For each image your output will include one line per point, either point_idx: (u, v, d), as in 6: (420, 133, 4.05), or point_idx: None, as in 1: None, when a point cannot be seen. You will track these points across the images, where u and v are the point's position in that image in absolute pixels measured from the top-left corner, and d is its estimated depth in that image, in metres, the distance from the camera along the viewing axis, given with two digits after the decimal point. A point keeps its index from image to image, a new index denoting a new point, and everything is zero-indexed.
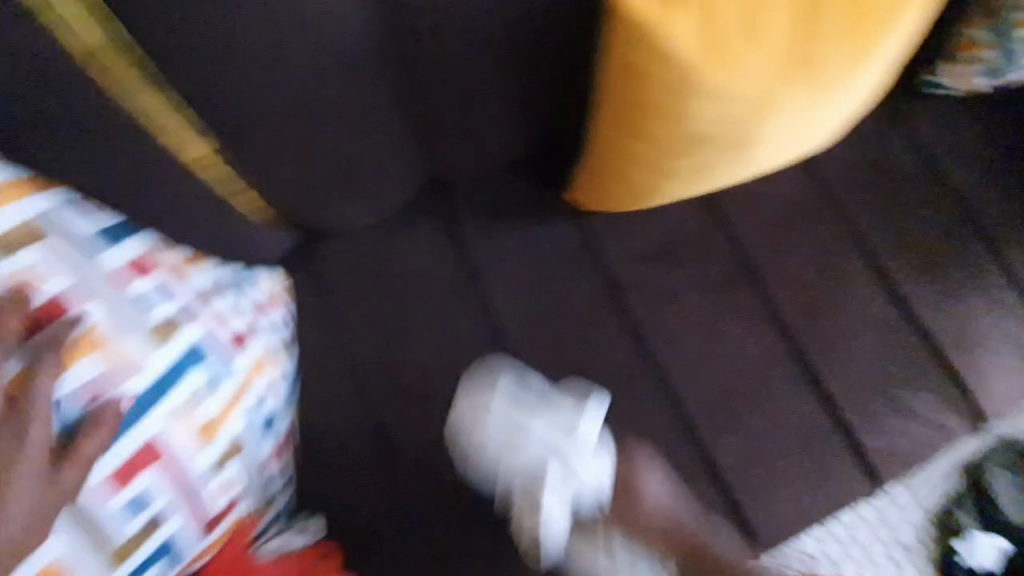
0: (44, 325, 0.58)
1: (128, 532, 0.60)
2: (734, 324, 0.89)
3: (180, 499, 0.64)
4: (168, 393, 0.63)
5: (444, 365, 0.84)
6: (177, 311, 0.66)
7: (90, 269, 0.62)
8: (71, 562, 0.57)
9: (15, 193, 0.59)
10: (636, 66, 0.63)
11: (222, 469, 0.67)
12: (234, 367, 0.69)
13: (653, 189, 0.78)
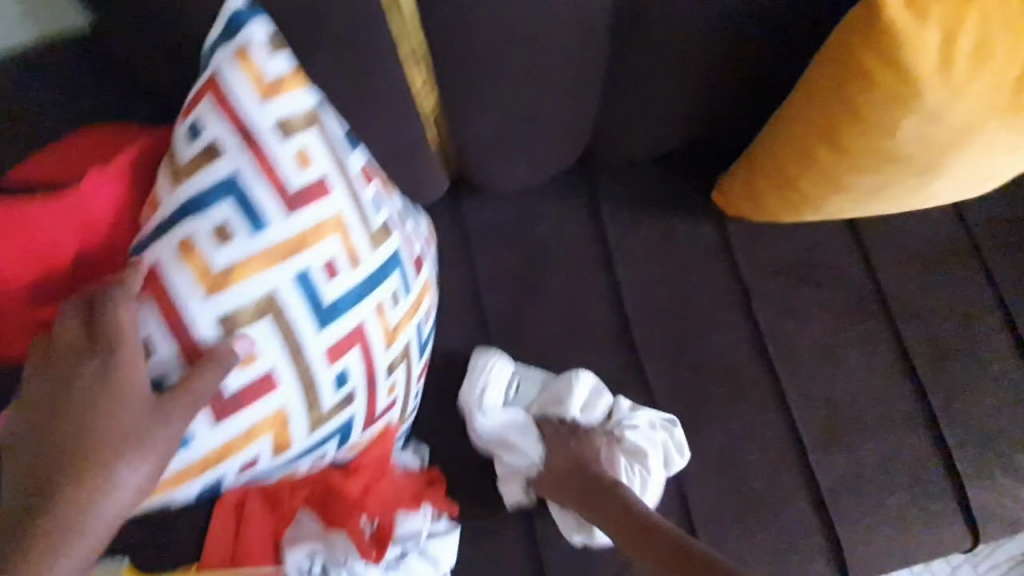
0: (303, 204, 0.51)
1: (327, 404, 0.55)
2: (863, 356, 0.87)
3: (365, 394, 0.57)
4: (373, 290, 0.56)
5: (569, 335, 0.85)
6: (389, 216, 0.60)
7: (340, 162, 0.55)
8: (287, 414, 0.53)
9: (299, 82, 0.52)
10: (857, 70, 0.62)
11: (394, 376, 0.60)
12: (416, 284, 0.62)
13: (818, 202, 0.77)
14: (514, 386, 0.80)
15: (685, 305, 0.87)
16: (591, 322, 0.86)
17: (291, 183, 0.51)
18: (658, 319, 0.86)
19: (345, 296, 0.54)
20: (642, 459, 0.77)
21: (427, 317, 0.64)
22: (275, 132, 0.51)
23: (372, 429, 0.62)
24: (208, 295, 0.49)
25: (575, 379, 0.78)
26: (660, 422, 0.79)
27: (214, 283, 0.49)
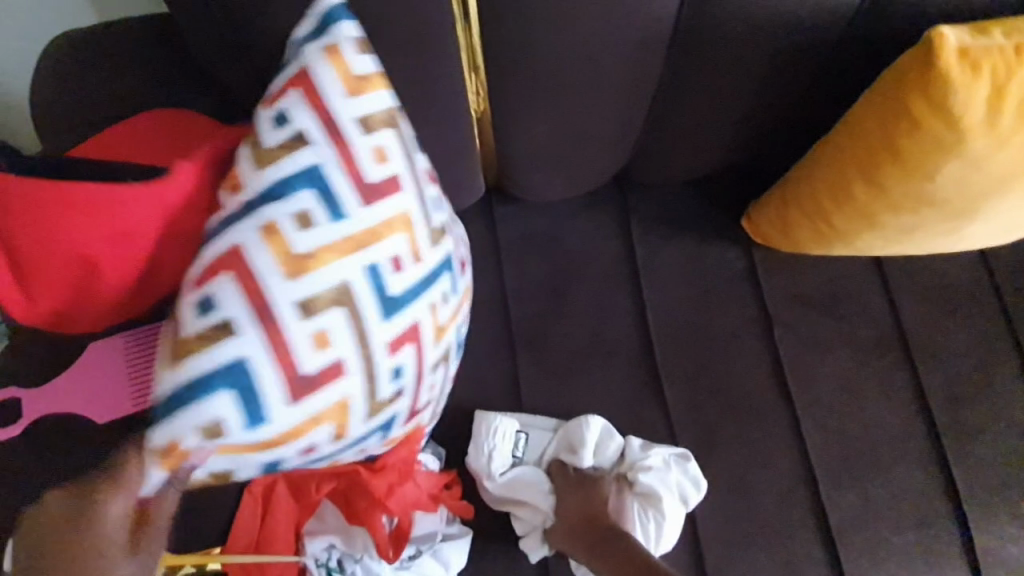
0: (382, 196, 0.52)
1: (383, 396, 0.55)
2: (878, 393, 0.88)
3: (414, 388, 0.58)
4: (434, 285, 0.57)
5: (590, 349, 0.86)
6: (446, 216, 0.61)
7: (411, 159, 0.56)
8: (347, 405, 0.53)
9: (383, 81, 0.54)
10: (901, 112, 0.63)
11: (438, 373, 0.61)
12: (462, 286, 0.63)
13: (847, 237, 0.78)
14: (521, 441, 0.80)
15: (707, 328, 0.88)
16: (614, 337, 0.87)
17: (372, 175, 0.52)
18: (678, 340, 0.87)
19: (410, 289, 0.55)
20: (656, 502, 0.76)
21: (466, 319, 0.65)
22: (358, 125, 0.52)
23: (410, 424, 0.62)
24: (289, 278, 0.48)
25: (581, 429, 0.79)
26: (671, 459, 0.79)
27: (295, 266, 0.49)
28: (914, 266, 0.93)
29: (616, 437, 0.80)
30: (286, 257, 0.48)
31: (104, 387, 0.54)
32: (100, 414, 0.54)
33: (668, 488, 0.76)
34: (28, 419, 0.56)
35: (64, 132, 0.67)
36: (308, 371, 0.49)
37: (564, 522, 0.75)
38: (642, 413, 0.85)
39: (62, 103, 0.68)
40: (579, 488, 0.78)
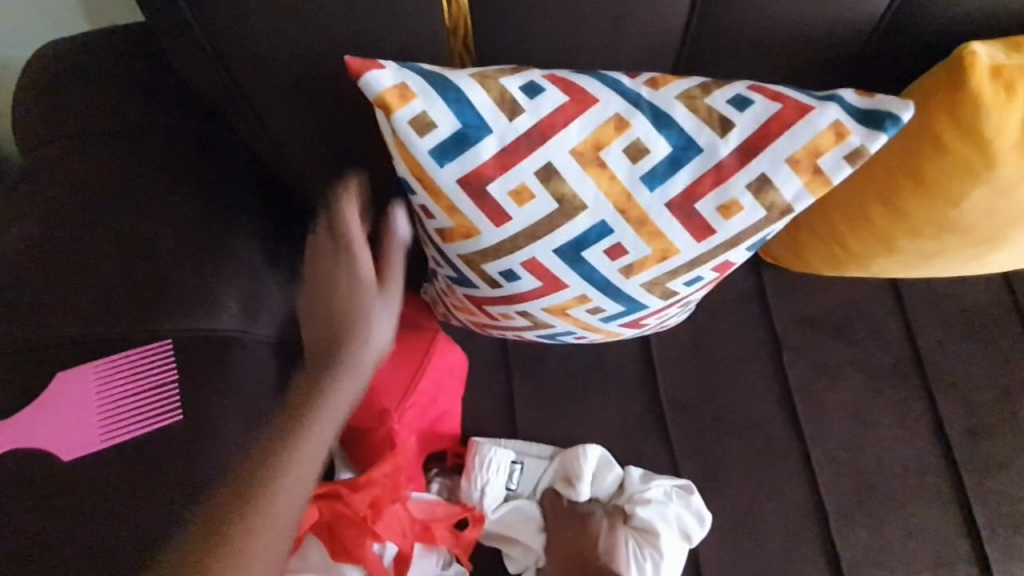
0: (773, 133, 0.46)
1: (521, 178, 0.46)
2: (891, 420, 0.84)
3: (610, 213, 0.48)
4: (676, 178, 0.47)
5: (586, 376, 0.83)
6: (773, 191, 0.47)
7: (736, 139, 0.46)
8: (558, 171, 0.46)
9: (833, 137, 0.46)
10: (927, 136, 0.60)
11: (597, 255, 0.51)
12: (694, 251, 0.50)
13: (861, 260, 0.75)
14: (515, 472, 0.76)
15: (712, 354, 0.85)
16: (616, 360, 0.84)
17: (765, 117, 0.46)
18: (679, 366, 0.84)
19: (657, 172, 0.47)
20: (653, 540, 0.72)
21: (681, 283, 0.54)
22: (730, 131, 0.46)
23: (618, 278, 0.53)
24: (652, 91, 0.47)
25: (582, 459, 0.75)
26: (672, 491, 0.75)
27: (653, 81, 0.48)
28: (933, 288, 0.88)
29: (615, 467, 0.76)
30: (672, 86, 0.47)
31: (67, 420, 0.55)
32: (65, 449, 0.54)
33: (663, 518, 0.73)
34: None
35: (41, 149, 0.64)
36: (531, 163, 0.46)
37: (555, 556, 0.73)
38: (644, 442, 0.81)
39: (42, 118, 0.65)
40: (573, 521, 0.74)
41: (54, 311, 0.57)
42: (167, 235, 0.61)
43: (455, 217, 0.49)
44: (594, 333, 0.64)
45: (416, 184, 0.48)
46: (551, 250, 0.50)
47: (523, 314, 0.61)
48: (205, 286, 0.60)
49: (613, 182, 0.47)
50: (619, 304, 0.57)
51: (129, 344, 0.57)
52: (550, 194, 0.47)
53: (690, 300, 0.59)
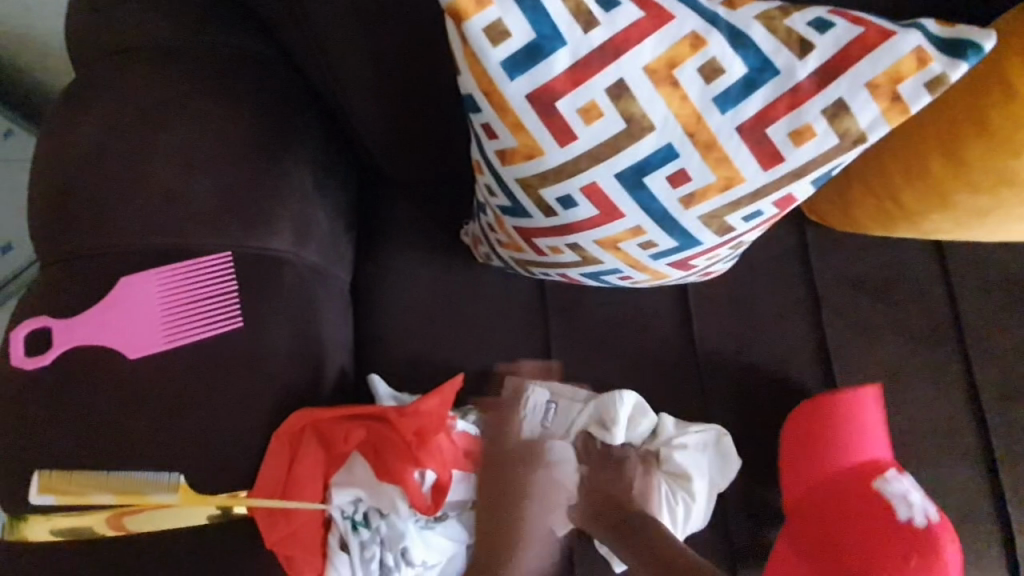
0: (855, 57, 0.45)
1: (594, 95, 0.46)
2: (926, 383, 0.84)
3: (679, 136, 0.48)
4: (748, 101, 0.46)
5: (623, 323, 0.85)
6: (849, 119, 0.46)
7: (813, 63, 0.46)
8: (631, 87, 0.46)
9: (919, 61, 0.45)
10: (994, 84, 0.60)
11: (658, 181, 0.51)
12: (759, 181, 0.50)
13: (912, 218, 0.74)
14: (549, 412, 0.77)
15: (746, 308, 0.86)
16: (650, 310, 0.86)
17: (846, 41, 0.46)
18: (716, 319, 0.85)
19: (730, 94, 0.46)
20: (686, 483, 0.74)
21: (739, 217, 0.54)
22: (808, 56, 0.46)
23: (675, 208, 0.53)
24: (729, 12, 0.47)
25: (620, 404, 0.76)
26: (705, 437, 0.76)
27: (732, 4, 0.47)
28: (978, 253, 0.87)
29: (650, 414, 0.77)
30: (750, 9, 0.47)
31: (132, 323, 0.55)
32: (132, 347, 0.55)
33: (696, 464, 0.75)
34: (60, 348, 0.55)
35: (100, 61, 0.65)
36: (605, 78, 0.45)
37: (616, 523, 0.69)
38: (676, 387, 0.83)
39: (102, 28, 0.65)
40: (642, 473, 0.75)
41: (116, 217, 0.58)
42: (225, 150, 0.61)
43: (520, 135, 0.49)
44: (642, 273, 0.64)
45: (483, 100, 0.48)
46: (613, 174, 0.50)
47: (573, 248, 0.62)
48: (261, 203, 0.61)
49: (683, 103, 0.46)
50: (672, 238, 0.57)
51: (189, 254, 0.59)
52: (619, 112, 0.46)
53: (743, 239, 0.59)
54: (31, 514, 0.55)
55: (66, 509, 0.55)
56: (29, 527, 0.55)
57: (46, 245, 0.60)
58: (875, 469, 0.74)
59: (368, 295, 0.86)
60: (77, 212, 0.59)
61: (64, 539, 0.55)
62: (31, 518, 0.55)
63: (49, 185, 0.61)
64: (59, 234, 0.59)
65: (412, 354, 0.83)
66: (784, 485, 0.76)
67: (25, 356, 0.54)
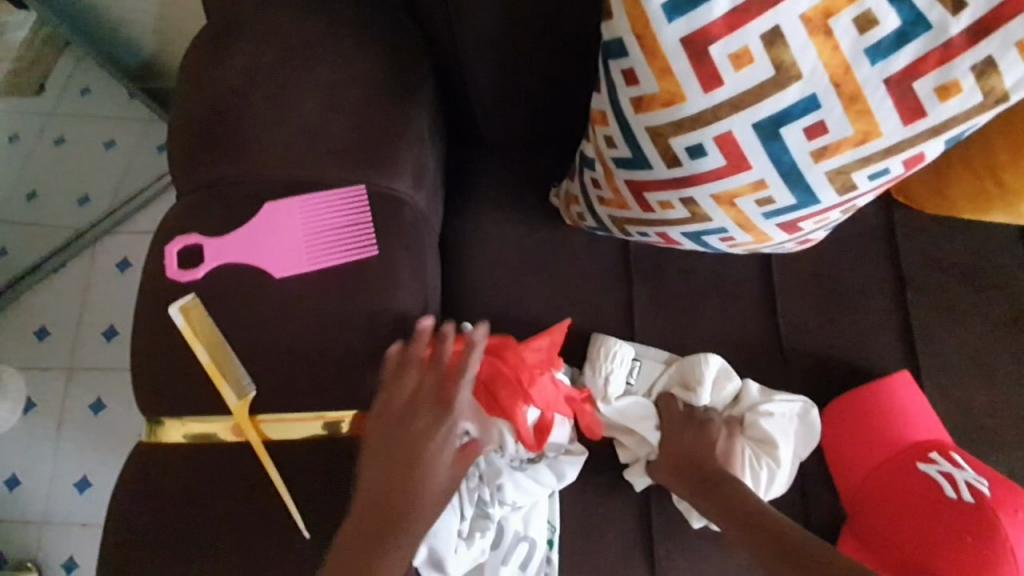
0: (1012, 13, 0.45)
1: (747, 42, 0.48)
2: (1010, 368, 0.83)
3: (824, 86, 0.49)
4: (897, 55, 0.47)
5: (705, 292, 0.87)
6: (996, 78, 0.47)
7: (966, 19, 0.46)
8: (784, 35, 0.47)
9: None
10: None
11: (795, 134, 0.52)
12: (896, 137, 0.51)
13: (1011, 197, 0.74)
14: (634, 371, 0.80)
15: (829, 284, 0.87)
16: (733, 281, 0.87)
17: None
18: (798, 292, 0.87)
19: (880, 46, 0.48)
20: (771, 450, 0.75)
21: (866, 174, 0.55)
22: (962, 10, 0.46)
23: (807, 162, 0.54)
24: None
25: (707, 366, 0.78)
26: (791, 407, 0.77)
27: None
28: None
29: (736, 379, 0.78)
30: None
31: (275, 246, 0.59)
32: (277, 267, 0.59)
33: (781, 431, 0.76)
34: (209, 265, 0.59)
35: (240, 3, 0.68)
36: (761, 24, 0.47)
37: (700, 482, 0.71)
38: (756, 356, 0.85)
39: None
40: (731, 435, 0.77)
41: (257, 150, 0.62)
42: (357, 91, 0.64)
43: (665, 80, 0.51)
44: (748, 234, 0.65)
45: (634, 43, 0.50)
46: (751, 123, 0.52)
47: (686, 203, 0.63)
48: (388, 144, 0.64)
49: (834, 53, 0.48)
50: (793, 195, 0.58)
51: (323, 187, 0.62)
52: (769, 60, 0.48)
53: (859, 202, 0.60)
54: (167, 419, 0.59)
55: (197, 415, 0.59)
56: (165, 430, 0.59)
57: (186, 174, 0.64)
58: (918, 454, 0.76)
59: (458, 250, 0.88)
60: (220, 143, 0.63)
61: (192, 443, 0.59)
62: (167, 422, 0.59)
63: (191, 118, 0.64)
64: (203, 164, 0.63)
65: (499, 309, 0.85)
66: (848, 463, 0.80)
67: (179, 269, 0.59)
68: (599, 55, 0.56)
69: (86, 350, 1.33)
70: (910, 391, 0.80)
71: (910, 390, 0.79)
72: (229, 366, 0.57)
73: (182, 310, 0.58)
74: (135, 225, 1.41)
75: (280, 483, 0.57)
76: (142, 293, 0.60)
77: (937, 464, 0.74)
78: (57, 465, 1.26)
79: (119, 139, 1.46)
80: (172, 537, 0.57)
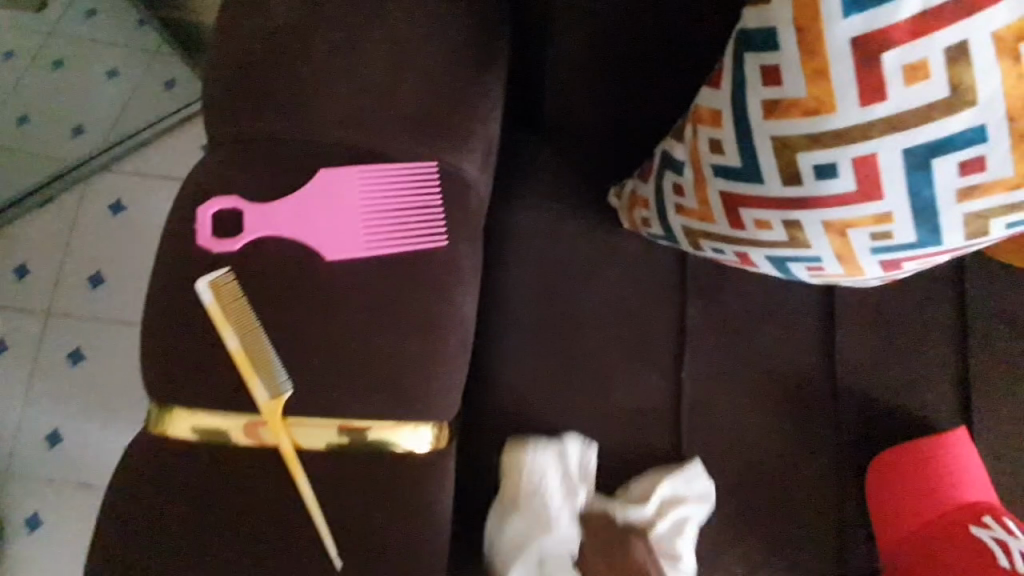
0: None
1: (928, 54, 0.42)
2: None
3: (997, 118, 0.43)
4: None
5: (763, 315, 0.79)
6: None
7: None
8: (970, 53, 0.42)
9: None
10: None
11: (947, 166, 0.46)
12: None
13: None
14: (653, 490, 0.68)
15: (897, 319, 0.79)
16: (794, 306, 0.79)
17: None
18: (863, 327, 0.79)
19: None
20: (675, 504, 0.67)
21: (1006, 223, 0.49)
22: None
23: (951, 200, 0.47)
24: None
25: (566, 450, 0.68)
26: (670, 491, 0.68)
27: None
28: None
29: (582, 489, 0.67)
30: None
31: (329, 222, 0.53)
32: (328, 248, 0.52)
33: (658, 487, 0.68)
34: (249, 236, 0.52)
35: None
36: (950, 35, 0.41)
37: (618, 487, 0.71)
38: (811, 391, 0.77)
39: None
40: (754, 462, 0.74)
41: (318, 107, 0.54)
42: (435, 50, 0.56)
43: (816, 84, 0.45)
44: (844, 269, 0.56)
45: (791, 37, 0.45)
46: (902, 147, 0.45)
47: (788, 227, 0.54)
48: (462, 113, 0.56)
49: (1020, 81, 0.42)
50: (915, 234, 0.51)
51: (388, 158, 0.55)
52: (947, 78, 0.43)
53: (978, 248, 0.54)
54: (176, 408, 0.52)
55: (213, 409, 0.52)
56: (172, 421, 0.52)
57: (228, 121, 0.55)
58: (970, 516, 0.66)
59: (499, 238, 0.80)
60: (266, 91, 0.55)
61: (202, 440, 0.52)
62: (175, 412, 0.52)
63: (240, 56, 0.56)
64: (243, 112, 0.55)
65: (539, 309, 0.77)
66: (884, 518, 0.70)
67: (212, 236, 0.52)
68: (729, 46, 0.50)
69: (68, 293, 1.22)
70: (965, 446, 0.70)
71: (967, 445, 0.70)
72: (262, 356, 0.50)
73: (213, 285, 0.51)
74: (130, 165, 1.28)
75: (310, 497, 0.49)
76: (169, 255, 0.53)
77: (991, 530, 0.64)
78: (28, 413, 1.16)
79: (120, 70, 1.33)
80: (174, 539, 0.49)
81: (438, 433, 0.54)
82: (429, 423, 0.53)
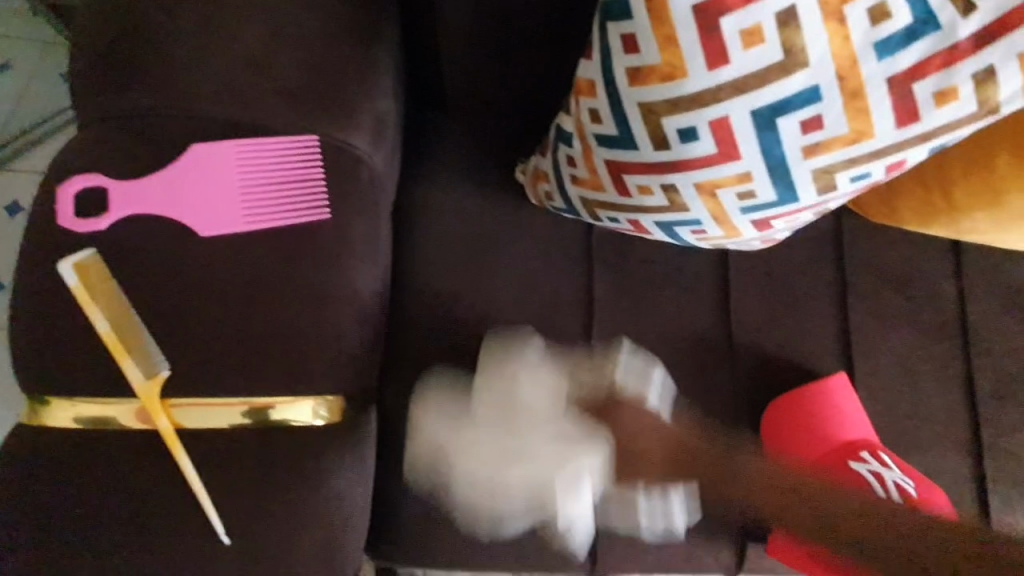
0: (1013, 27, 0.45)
1: (762, 19, 0.46)
2: (953, 372, 0.83)
3: (828, 78, 0.48)
4: (898, 56, 0.47)
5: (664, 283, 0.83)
6: (987, 95, 0.48)
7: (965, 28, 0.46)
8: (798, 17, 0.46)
9: None
10: None
11: (792, 126, 0.50)
12: (887, 141, 0.50)
13: (957, 215, 0.68)
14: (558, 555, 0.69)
15: (784, 280, 0.85)
16: (692, 273, 0.84)
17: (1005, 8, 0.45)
18: (754, 288, 0.84)
19: (887, 45, 0.47)
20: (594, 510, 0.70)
21: (851, 178, 0.53)
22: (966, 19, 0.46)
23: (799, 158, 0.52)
24: None
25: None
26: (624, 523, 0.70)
27: None
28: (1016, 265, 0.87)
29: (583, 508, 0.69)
30: None
31: (206, 200, 0.52)
32: (203, 225, 0.52)
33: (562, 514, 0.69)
34: (118, 215, 0.51)
35: None
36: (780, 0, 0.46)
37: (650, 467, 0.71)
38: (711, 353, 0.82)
39: None
40: None
41: (192, 83, 0.53)
42: (315, 21, 0.55)
43: (668, 50, 0.48)
44: (721, 229, 0.60)
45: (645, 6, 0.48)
46: (749, 109, 0.50)
47: (666, 190, 0.57)
48: (343, 88, 0.55)
49: (845, 42, 0.47)
50: (775, 192, 0.55)
51: (269, 133, 0.54)
52: (780, 42, 0.47)
53: (834, 204, 0.59)
54: (55, 399, 0.50)
55: (94, 397, 0.50)
56: (49, 412, 0.50)
57: (97, 100, 0.53)
58: (849, 452, 0.72)
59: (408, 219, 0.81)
60: (135, 69, 0.53)
61: (85, 429, 0.50)
62: (54, 402, 0.50)
63: (107, 33, 0.53)
64: (112, 92, 0.53)
65: (448, 285, 0.78)
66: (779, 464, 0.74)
67: (78, 217, 0.51)
68: (597, 17, 0.52)
69: None
70: (842, 392, 0.77)
71: (844, 391, 0.77)
72: (135, 338, 0.50)
73: (81, 267, 0.50)
74: (23, 163, 1.18)
75: (195, 477, 0.49)
76: (38, 239, 0.51)
77: (867, 464, 0.69)
78: None
79: (12, 62, 1.23)
80: (58, 532, 0.47)
81: (336, 407, 0.54)
82: (330, 395, 0.53)
